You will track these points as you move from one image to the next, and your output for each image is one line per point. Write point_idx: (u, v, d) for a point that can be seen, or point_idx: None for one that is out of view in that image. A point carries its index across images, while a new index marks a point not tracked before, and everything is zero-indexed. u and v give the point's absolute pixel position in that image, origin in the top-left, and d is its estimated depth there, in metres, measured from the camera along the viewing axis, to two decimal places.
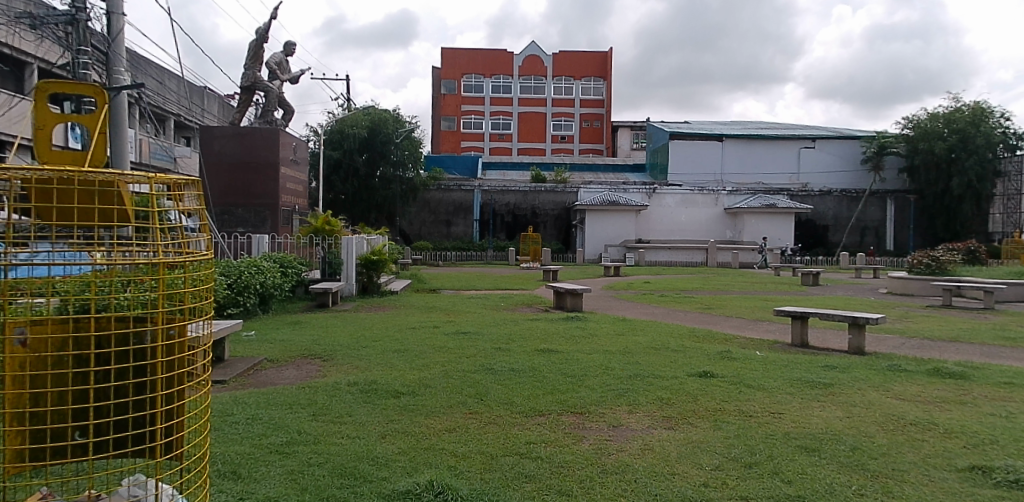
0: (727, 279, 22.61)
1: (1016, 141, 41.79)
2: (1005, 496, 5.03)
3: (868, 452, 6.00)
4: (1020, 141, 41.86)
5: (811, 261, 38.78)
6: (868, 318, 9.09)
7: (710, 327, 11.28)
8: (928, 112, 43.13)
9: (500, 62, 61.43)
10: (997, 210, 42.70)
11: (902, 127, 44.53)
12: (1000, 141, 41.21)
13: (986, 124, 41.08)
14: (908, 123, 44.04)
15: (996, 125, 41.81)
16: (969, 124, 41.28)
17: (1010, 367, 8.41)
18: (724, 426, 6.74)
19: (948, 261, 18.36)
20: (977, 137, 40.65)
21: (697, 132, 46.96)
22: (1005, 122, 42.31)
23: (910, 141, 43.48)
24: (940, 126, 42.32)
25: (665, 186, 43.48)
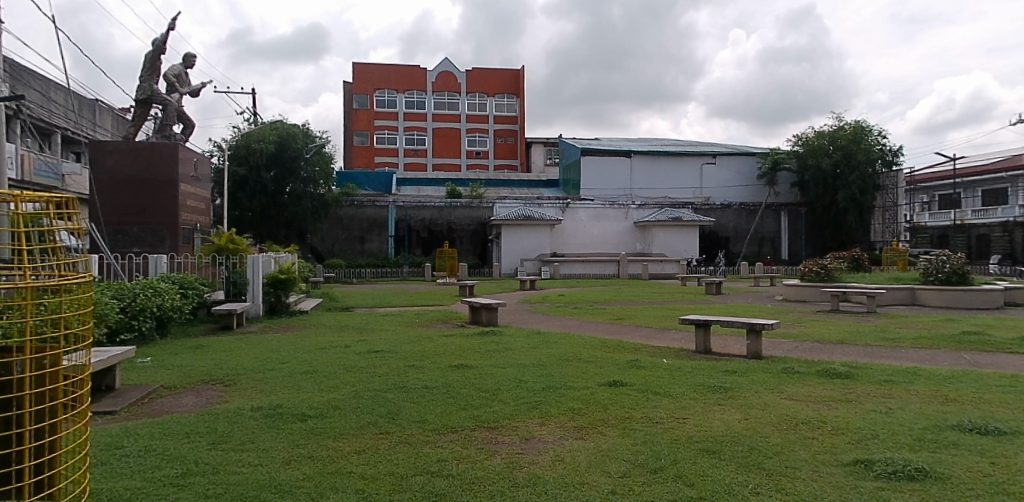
0: (637, 290, 23.25)
1: (892, 157, 45.61)
2: (885, 486, 5.42)
3: (764, 452, 6.32)
4: (896, 157, 45.72)
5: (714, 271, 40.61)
6: (764, 324, 9.60)
7: (620, 337, 11.57)
8: (816, 131, 46.30)
9: (413, 78, 61.25)
10: (877, 220, 46.48)
11: (793, 144, 47.59)
12: (879, 157, 44.88)
13: (866, 141, 44.60)
14: (799, 140, 47.15)
15: (876, 142, 45.48)
16: (852, 142, 44.68)
17: (890, 366, 9.10)
18: (632, 433, 6.91)
19: (836, 269, 19.68)
20: (859, 154, 44.10)
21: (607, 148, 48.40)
22: (882, 140, 46.10)
23: (800, 157, 46.55)
24: (827, 142, 45.54)
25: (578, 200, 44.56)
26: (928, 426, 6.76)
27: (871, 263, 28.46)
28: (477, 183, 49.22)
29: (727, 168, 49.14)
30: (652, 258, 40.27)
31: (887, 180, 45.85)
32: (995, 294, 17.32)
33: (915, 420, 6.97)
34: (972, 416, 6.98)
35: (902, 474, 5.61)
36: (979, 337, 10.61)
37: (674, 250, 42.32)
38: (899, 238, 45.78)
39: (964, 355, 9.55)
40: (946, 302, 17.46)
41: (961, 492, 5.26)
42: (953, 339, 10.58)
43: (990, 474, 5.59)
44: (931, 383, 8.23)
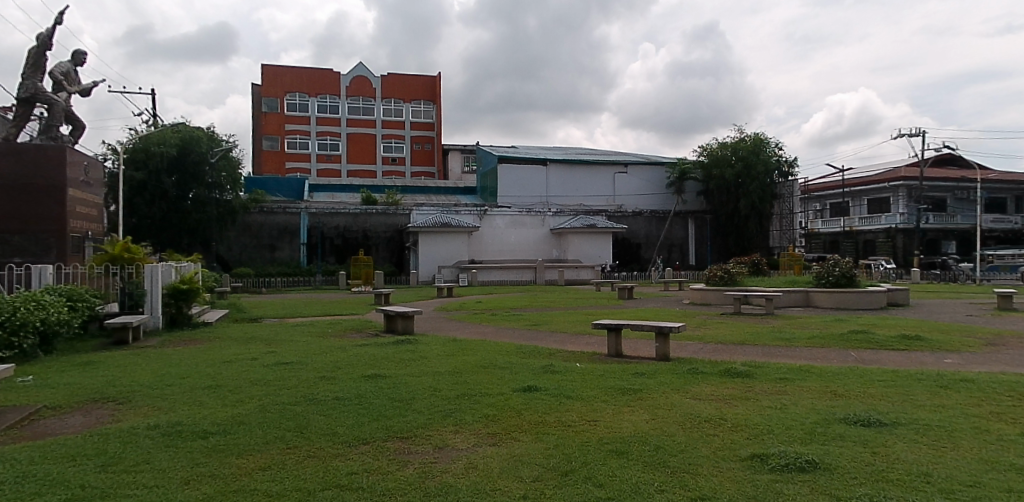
0: (553, 296, 23.57)
1: (788, 168, 48.72)
2: (779, 479, 5.73)
3: (669, 450, 6.55)
4: (791, 168, 48.89)
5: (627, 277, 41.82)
6: (671, 327, 9.96)
7: (535, 343, 11.71)
8: (720, 142, 48.75)
9: (326, 82, 59.96)
10: (775, 227, 49.48)
11: (699, 155, 49.91)
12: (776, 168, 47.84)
13: (764, 153, 47.45)
14: (704, 151, 49.51)
15: (773, 154, 48.46)
16: (751, 153, 47.40)
17: (786, 364, 9.66)
18: (545, 437, 7.00)
19: (738, 273, 20.68)
20: (757, 164, 46.85)
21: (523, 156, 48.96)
22: (779, 152, 49.16)
23: (705, 167, 48.88)
24: (729, 153, 48.09)
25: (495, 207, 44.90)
26: (819, 420, 7.21)
27: (770, 267, 30.05)
28: (393, 190, 48.64)
29: (638, 177, 50.85)
30: (568, 264, 40.94)
31: (784, 190, 48.90)
32: (878, 295, 18.76)
33: (806, 414, 7.43)
34: (857, 409, 7.52)
35: (793, 466, 5.96)
36: (864, 335, 11.44)
37: (589, 256, 43.32)
38: (795, 243, 48.89)
39: (851, 353, 10.27)
40: (837, 303, 18.71)
41: (846, 480, 5.64)
42: (841, 338, 11.36)
43: (871, 463, 6.03)
44: (822, 379, 8.80)
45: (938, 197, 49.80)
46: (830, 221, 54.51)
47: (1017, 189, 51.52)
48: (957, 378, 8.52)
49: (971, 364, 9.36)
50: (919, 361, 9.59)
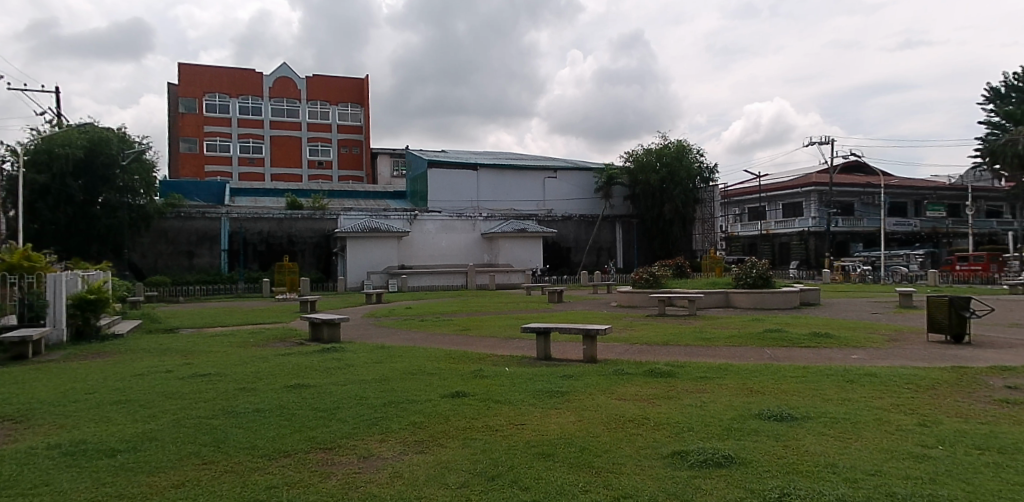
0: (483, 300, 23.57)
1: (709, 174, 50.75)
2: (697, 474, 5.91)
3: (594, 451, 6.65)
4: (712, 174, 50.95)
5: (556, 280, 42.29)
6: (598, 329, 10.14)
7: (464, 348, 11.66)
8: (644, 148, 50.35)
9: (247, 82, 58.09)
10: (697, 231, 51.32)
11: (625, 161, 51.23)
12: (698, 173, 49.77)
13: (686, 159, 49.31)
14: (630, 157, 50.89)
15: (695, 160, 50.40)
16: (674, 159, 49.17)
17: (706, 364, 9.98)
18: (472, 443, 6.98)
19: (662, 276, 21.31)
20: (680, 170, 48.64)
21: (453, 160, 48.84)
22: (700, 158, 51.12)
23: (631, 173, 50.28)
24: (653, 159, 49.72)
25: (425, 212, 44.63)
26: (736, 417, 7.50)
27: (693, 269, 31.02)
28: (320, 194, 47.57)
29: (567, 182, 51.64)
30: (499, 269, 41.06)
31: (705, 195, 50.84)
32: (791, 294, 19.78)
33: (724, 411, 7.72)
34: (770, 405, 7.85)
35: (711, 462, 6.16)
36: (778, 333, 11.99)
37: (520, 260, 43.61)
38: (716, 246, 50.89)
39: (767, 351, 10.73)
40: (754, 303, 19.58)
41: (760, 474, 5.88)
42: (758, 337, 11.85)
43: (783, 456, 6.30)
44: (739, 377, 9.14)
45: (846, 201, 52.90)
46: (749, 225, 56.95)
47: (916, 194, 55.35)
48: (861, 373, 9.04)
49: (874, 359, 9.97)
50: (828, 357, 10.12)
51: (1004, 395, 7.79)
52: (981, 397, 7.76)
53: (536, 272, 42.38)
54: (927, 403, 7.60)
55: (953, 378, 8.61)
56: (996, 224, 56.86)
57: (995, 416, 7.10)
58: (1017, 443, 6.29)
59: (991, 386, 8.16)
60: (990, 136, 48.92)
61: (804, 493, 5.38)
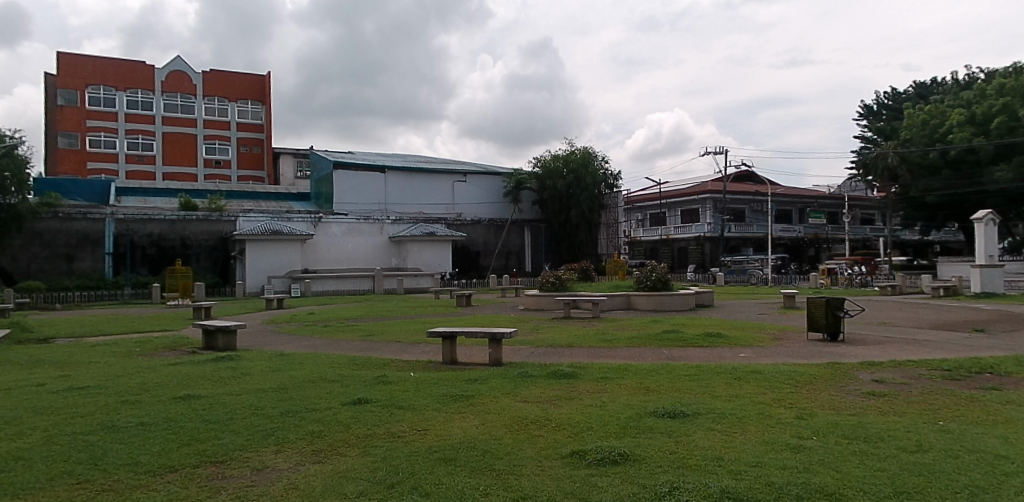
0: (391, 305, 23.29)
1: (613, 180, 52.53)
2: (594, 473, 6.08)
3: (496, 453, 6.71)
4: (616, 180, 52.76)
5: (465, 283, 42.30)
6: (504, 333, 10.25)
7: (368, 354, 11.46)
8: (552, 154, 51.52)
9: (136, 75, 54.68)
10: (603, 235, 52.95)
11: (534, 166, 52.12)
12: (603, 179, 51.40)
13: (592, 165, 50.85)
14: (538, 163, 51.86)
15: (600, 167, 52.07)
16: (580, 165, 50.60)
17: (606, 364, 10.29)
18: (373, 450, 6.86)
19: (568, 279, 21.76)
20: (586, 176, 50.07)
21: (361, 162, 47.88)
22: (604, 165, 52.88)
23: (539, 177, 51.25)
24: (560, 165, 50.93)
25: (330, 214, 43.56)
26: (633, 415, 7.79)
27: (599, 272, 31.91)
28: (218, 195, 45.43)
29: (476, 186, 51.87)
30: (406, 273, 40.58)
31: (609, 200, 52.55)
32: (687, 297, 20.71)
33: (622, 410, 7.98)
34: (665, 403, 8.19)
35: (608, 460, 6.35)
36: (674, 334, 12.50)
37: (428, 264, 43.38)
38: (619, 251, 52.68)
39: (664, 351, 11.20)
40: (654, 305, 20.38)
41: (652, 469, 6.13)
42: (656, 337, 12.38)
43: (675, 451, 6.60)
44: (637, 377, 9.48)
45: (738, 208, 56.16)
46: (652, 230, 59.27)
47: (801, 202, 59.07)
48: (748, 370, 9.62)
49: (761, 357, 10.62)
50: (719, 356, 10.70)
51: (872, 388, 8.52)
52: (852, 390, 8.43)
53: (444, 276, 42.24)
54: (804, 397, 8.18)
55: (829, 373, 9.31)
56: (870, 231, 62.09)
57: (862, 408, 7.74)
58: (880, 431, 6.88)
59: (861, 380, 8.89)
60: (864, 149, 53.38)
61: (691, 486, 5.66)
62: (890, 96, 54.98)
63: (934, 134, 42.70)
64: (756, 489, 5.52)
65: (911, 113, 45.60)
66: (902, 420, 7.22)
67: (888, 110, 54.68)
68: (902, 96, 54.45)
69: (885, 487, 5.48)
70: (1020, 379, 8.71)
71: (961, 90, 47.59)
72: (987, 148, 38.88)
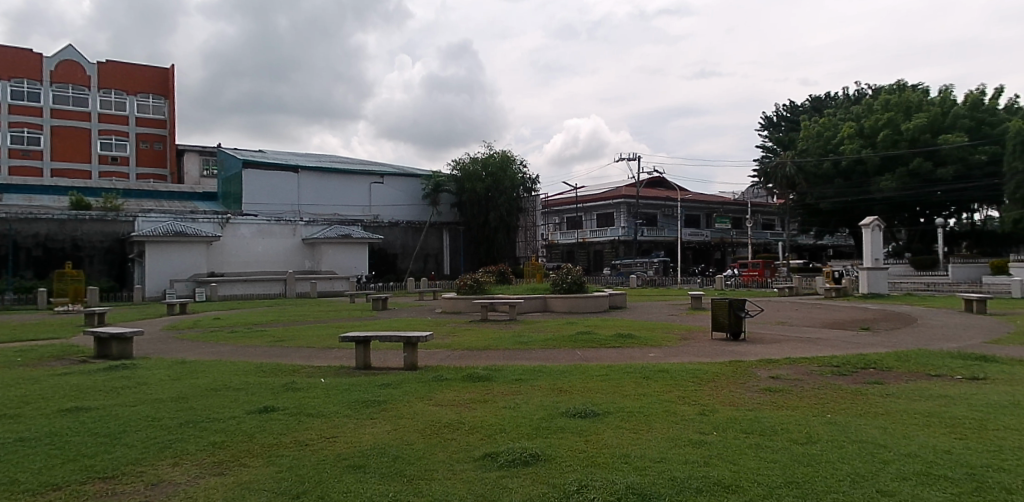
0: (303, 309, 22.65)
1: (531, 184, 53.18)
2: (506, 474, 6.12)
3: (408, 458, 6.63)
4: (534, 184, 53.43)
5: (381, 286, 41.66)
6: (419, 337, 10.13)
7: (278, 360, 11.08)
8: (471, 157, 51.62)
9: (21, 64, 51.22)
10: (521, 239, 53.58)
11: (453, 169, 52.06)
12: (521, 183, 51.98)
13: (511, 169, 51.29)
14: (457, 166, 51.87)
15: (519, 171, 52.61)
16: (499, 169, 50.92)
17: (521, 366, 10.38)
18: (278, 460, 6.63)
19: (486, 282, 21.85)
20: (505, 180, 50.45)
21: (273, 161, 46.25)
22: (523, 169, 53.53)
23: (458, 180, 51.29)
24: (479, 168, 51.10)
25: (239, 215, 41.84)
26: (545, 415, 7.89)
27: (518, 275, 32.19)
28: (114, 194, 42.71)
29: (394, 188, 51.20)
30: (320, 276, 39.48)
31: (528, 204, 53.21)
32: (601, 299, 21.22)
33: (535, 411, 8.08)
34: (577, 402, 8.36)
35: (519, 461, 6.40)
36: (588, 336, 12.79)
37: (342, 267, 42.53)
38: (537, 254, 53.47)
39: (577, 352, 11.43)
40: (569, 307, 20.78)
41: (561, 468, 6.23)
42: (571, 339, 12.62)
43: (584, 450, 6.74)
44: (550, 378, 9.62)
45: (651, 213, 58.24)
46: (568, 233, 60.45)
47: (707, 208, 62.19)
48: (656, 369, 9.94)
49: (669, 356, 11.01)
50: (629, 356, 11.02)
51: (768, 384, 9.01)
52: (750, 386, 8.90)
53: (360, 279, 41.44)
54: (706, 395, 8.55)
55: (729, 370, 9.78)
56: (772, 236, 65.80)
57: (759, 403, 8.17)
58: (774, 425, 7.29)
59: (759, 377, 9.39)
60: (765, 159, 56.61)
61: (599, 483, 5.78)
62: (789, 109, 58.62)
63: (828, 145, 46.44)
64: (659, 483, 5.71)
65: (807, 125, 48.90)
66: (794, 414, 7.68)
67: (787, 122, 58.28)
68: (799, 109, 58.16)
69: (777, 477, 5.80)
70: (898, 374, 9.44)
71: (851, 105, 51.42)
72: (874, 159, 42.30)
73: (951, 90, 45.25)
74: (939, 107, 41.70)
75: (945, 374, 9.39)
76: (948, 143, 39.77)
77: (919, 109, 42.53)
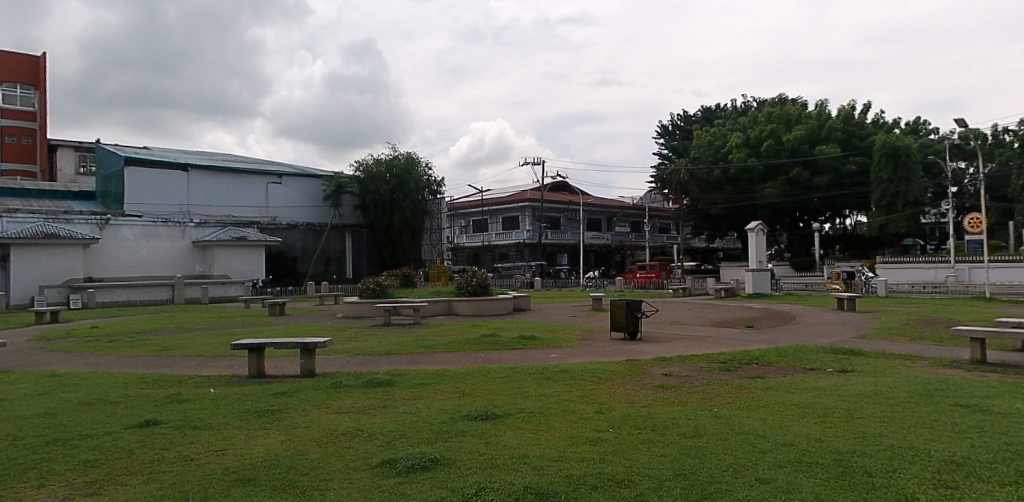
0: (193, 316, 21.43)
1: (437, 186, 52.94)
2: (404, 480, 6.02)
3: (301, 469, 6.40)
4: (439, 186, 53.23)
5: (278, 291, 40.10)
6: (317, 343, 9.80)
7: (162, 371, 10.42)
8: (374, 158, 50.73)
9: None
10: (426, 241, 53.48)
11: (355, 170, 50.98)
12: (427, 186, 51.68)
13: (416, 171, 50.84)
14: (360, 167, 50.81)
15: (424, 173, 52.26)
16: (404, 171, 50.33)
17: (423, 370, 10.29)
18: (159, 476, 6.22)
19: (389, 285, 21.53)
20: (409, 183, 49.99)
21: (160, 159, 43.47)
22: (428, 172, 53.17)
23: (360, 182, 50.24)
24: (383, 170, 50.29)
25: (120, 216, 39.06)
26: (446, 420, 7.84)
27: (424, 278, 31.90)
28: None
29: (295, 189, 49.48)
30: (212, 280, 37.50)
31: (433, 206, 53.08)
32: (506, 301, 21.41)
33: (436, 416, 8.02)
34: (478, 405, 8.37)
35: (418, 466, 6.32)
36: (491, 338, 12.87)
37: (237, 271, 40.62)
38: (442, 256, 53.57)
39: (481, 355, 11.47)
40: (474, 310, 20.82)
41: (460, 472, 6.21)
42: (474, 341, 12.65)
43: (484, 452, 6.76)
44: (453, 381, 9.60)
45: (554, 216, 59.55)
46: (475, 236, 60.71)
47: (608, 212, 64.31)
48: (557, 370, 10.15)
49: (569, 357, 11.26)
50: (531, 357, 11.21)
51: (661, 381, 9.41)
52: (645, 384, 9.25)
53: (256, 284, 39.73)
54: (604, 393, 8.79)
55: (625, 369, 10.14)
56: (667, 239, 68.98)
57: (652, 399, 8.51)
58: (665, 421, 7.60)
59: (653, 374, 9.79)
60: (661, 165, 59.22)
61: (497, 485, 5.81)
62: (682, 118, 61.71)
63: (718, 153, 49.03)
64: (556, 482, 5.81)
65: (699, 134, 51.53)
66: (683, 409, 8.06)
67: (681, 131, 61.31)
68: (692, 119, 61.35)
69: (667, 470, 6.05)
70: (777, 368, 10.12)
71: (739, 116, 54.80)
72: (759, 167, 45.26)
73: (825, 104, 49.27)
74: (815, 120, 45.25)
75: (819, 367, 10.20)
76: (823, 154, 43.30)
77: (798, 121, 46.03)
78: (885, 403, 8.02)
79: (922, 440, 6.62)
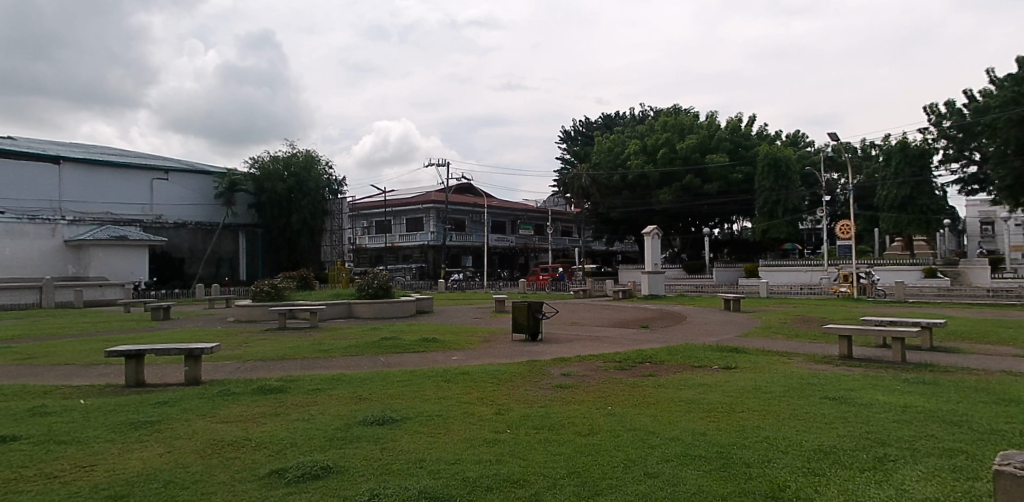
0: (63, 322, 19.72)
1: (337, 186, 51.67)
2: (292, 490, 5.80)
3: (181, 483, 6.01)
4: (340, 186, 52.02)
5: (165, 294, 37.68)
6: (203, 348, 9.28)
7: (24, 381, 9.51)
8: (271, 155, 48.71)
9: None
10: (327, 242, 52.05)
11: (251, 166, 48.74)
12: (326, 185, 50.38)
13: (315, 170, 49.37)
14: (255, 163, 48.60)
15: (324, 172, 50.86)
16: (303, 169, 48.71)
17: (319, 375, 9.98)
18: (14, 498, 5.64)
19: (285, 288, 20.77)
20: (308, 181, 48.47)
21: (29, 150, 39.77)
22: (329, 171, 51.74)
23: (256, 180, 48.09)
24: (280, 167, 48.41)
25: None
26: (341, 426, 7.63)
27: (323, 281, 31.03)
28: None
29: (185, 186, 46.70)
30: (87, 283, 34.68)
31: (334, 206, 51.80)
32: (407, 303, 21.18)
33: (331, 422, 7.79)
34: (374, 410, 8.20)
35: (309, 475, 6.10)
36: (392, 341, 12.67)
37: (117, 273, 37.79)
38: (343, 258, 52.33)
39: (380, 358, 11.26)
40: (374, 313, 20.44)
41: (354, 479, 6.07)
42: (374, 345, 12.40)
43: (379, 458, 6.62)
44: (350, 386, 9.36)
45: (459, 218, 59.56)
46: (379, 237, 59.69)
47: (513, 215, 64.85)
48: (457, 372, 10.13)
49: (470, 359, 11.27)
50: (432, 359, 11.14)
51: (560, 381, 9.59)
52: (544, 384, 9.40)
53: (139, 287, 37.12)
54: (503, 394, 8.86)
55: (526, 370, 10.25)
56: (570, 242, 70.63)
57: (550, 399, 8.66)
58: (562, 420, 7.75)
59: (551, 374, 9.97)
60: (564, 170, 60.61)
61: (392, 491, 5.70)
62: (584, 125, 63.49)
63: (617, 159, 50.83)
64: (452, 486, 5.79)
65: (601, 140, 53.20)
66: (579, 408, 8.25)
67: (583, 137, 63.06)
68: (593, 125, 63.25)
69: (561, 469, 6.17)
70: (669, 366, 10.59)
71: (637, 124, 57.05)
72: (657, 174, 47.32)
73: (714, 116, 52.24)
74: (706, 130, 47.87)
75: (706, 364, 10.75)
76: (713, 162, 45.91)
77: (691, 131, 48.52)
78: (763, 397, 8.57)
79: (794, 431, 7.12)
